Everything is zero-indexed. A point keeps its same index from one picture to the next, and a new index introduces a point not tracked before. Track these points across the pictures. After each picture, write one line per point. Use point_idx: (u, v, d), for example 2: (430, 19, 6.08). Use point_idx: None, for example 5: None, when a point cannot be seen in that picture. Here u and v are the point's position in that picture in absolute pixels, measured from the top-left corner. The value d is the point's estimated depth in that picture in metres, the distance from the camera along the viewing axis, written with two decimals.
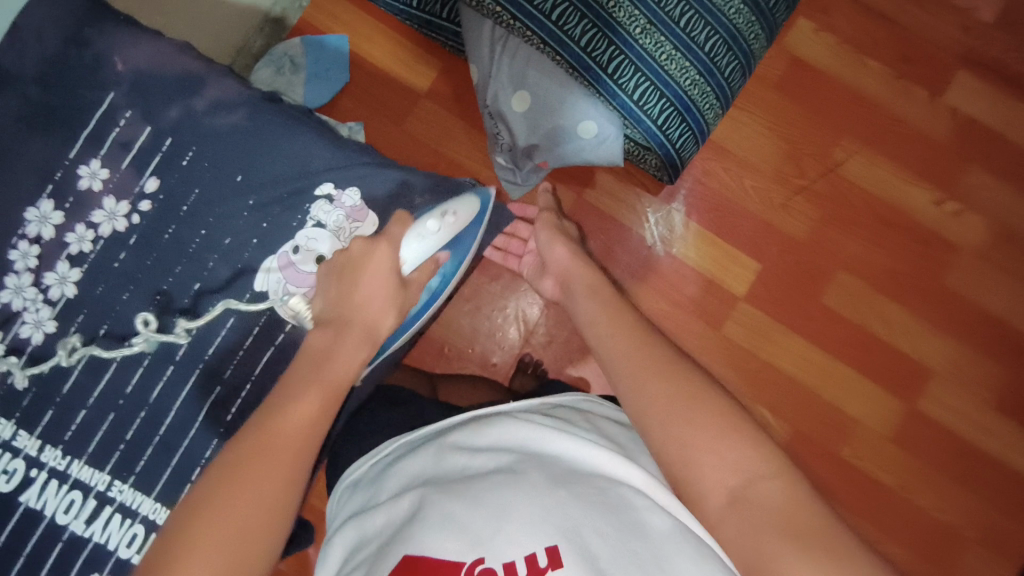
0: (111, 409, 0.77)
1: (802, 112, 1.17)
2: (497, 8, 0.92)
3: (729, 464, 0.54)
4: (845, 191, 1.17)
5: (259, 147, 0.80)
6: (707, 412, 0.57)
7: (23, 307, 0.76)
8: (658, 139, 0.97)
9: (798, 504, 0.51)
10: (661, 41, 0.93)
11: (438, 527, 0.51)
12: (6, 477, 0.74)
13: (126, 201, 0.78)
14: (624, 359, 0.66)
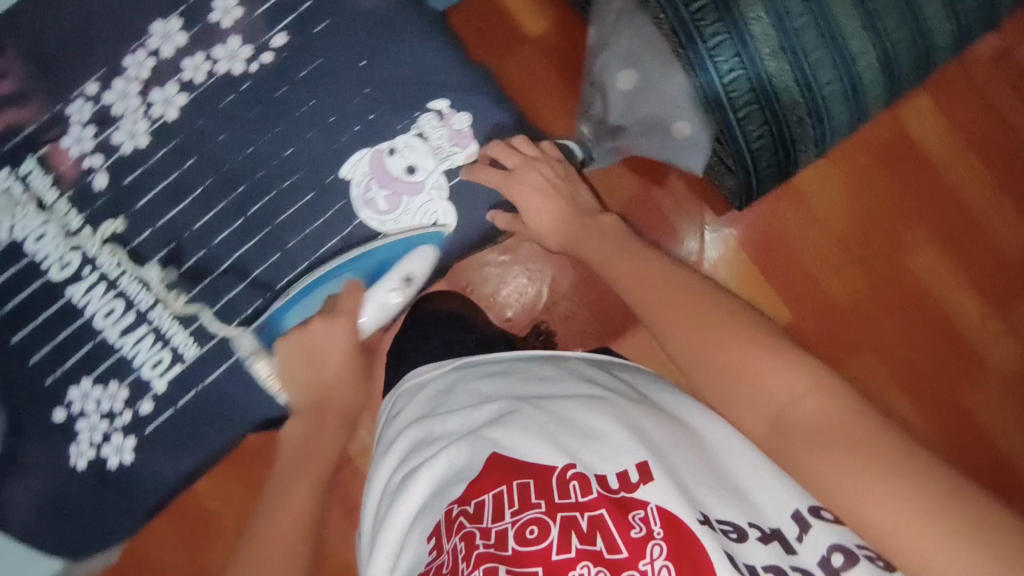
0: (175, 238, 0.79)
1: (889, 185, 1.16)
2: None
3: (761, 394, 0.55)
4: (902, 276, 1.16)
5: (390, 38, 0.79)
6: (729, 343, 0.57)
7: (124, 114, 0.78)
8: (744, 164, 0.94)
9: (840, 417, 0.51)
10: (785, 69, 0.89)
11: (528, 435, 0.57)
12: (60, 267, 0.78)
13: (249, 47, 0.78)
14: (635, 296, 0.66)
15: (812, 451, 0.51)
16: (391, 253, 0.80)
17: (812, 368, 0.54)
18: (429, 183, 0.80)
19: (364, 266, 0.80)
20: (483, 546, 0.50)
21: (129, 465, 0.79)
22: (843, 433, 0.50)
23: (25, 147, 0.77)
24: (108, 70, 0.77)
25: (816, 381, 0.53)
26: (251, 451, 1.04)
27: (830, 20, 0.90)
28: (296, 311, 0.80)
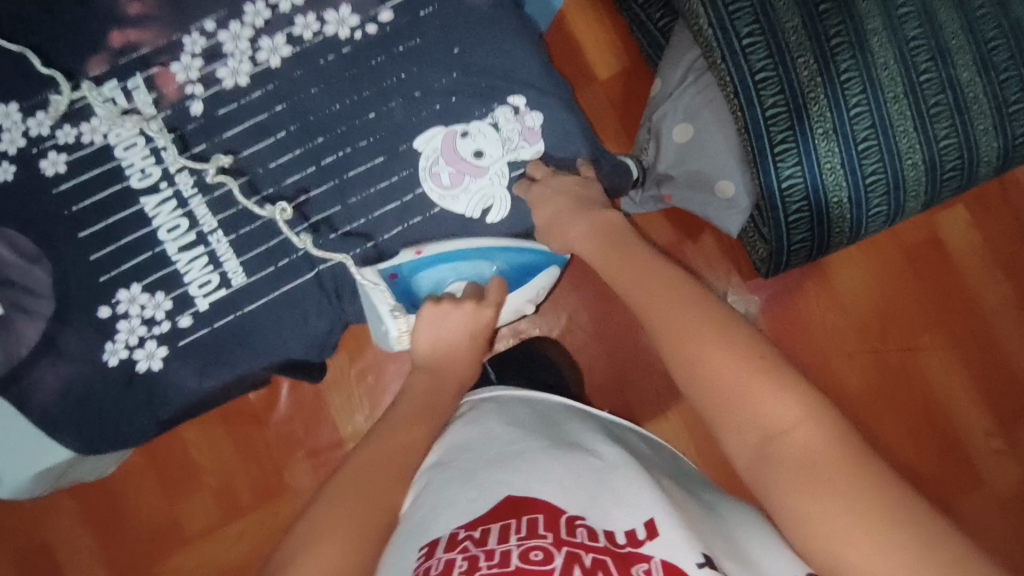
0: (249, 171, 0.84)
1: (914, 286, 1.19)
2: (705, 28, 0.94)
3: (755, 416, 0.52)
4: (911, 376, 1.18)
5: (486, 33, 0.85)
6: (733, 367, 0.54)
7: (233, 53, 0.84)
8: (780, 231, 0.97)
9: (830, 452, 0.50)
10: (833, 150, 0.94)
11: (545, 481, 0.58)
12: (140, 177, 0.83)
13: (359, 16, 0.84)
14: (641, 307, 0.63)
15: (800, 476, 0.49)
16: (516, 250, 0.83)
17: (803, 389, 0.53)
18: (491, 170, 0.83)
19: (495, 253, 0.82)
20: (486, 567, 0.49)
21: (156, 372, 0.82)
22: (832, 471, 0.48)
23: (137, 66, 0.84)
24: (227, 13, 0.85)
25: (808, 406, 0.52)
26: (253, 412, 1.10)
27: (884, 116, 0.94)
28: (437, 278, 0.83)
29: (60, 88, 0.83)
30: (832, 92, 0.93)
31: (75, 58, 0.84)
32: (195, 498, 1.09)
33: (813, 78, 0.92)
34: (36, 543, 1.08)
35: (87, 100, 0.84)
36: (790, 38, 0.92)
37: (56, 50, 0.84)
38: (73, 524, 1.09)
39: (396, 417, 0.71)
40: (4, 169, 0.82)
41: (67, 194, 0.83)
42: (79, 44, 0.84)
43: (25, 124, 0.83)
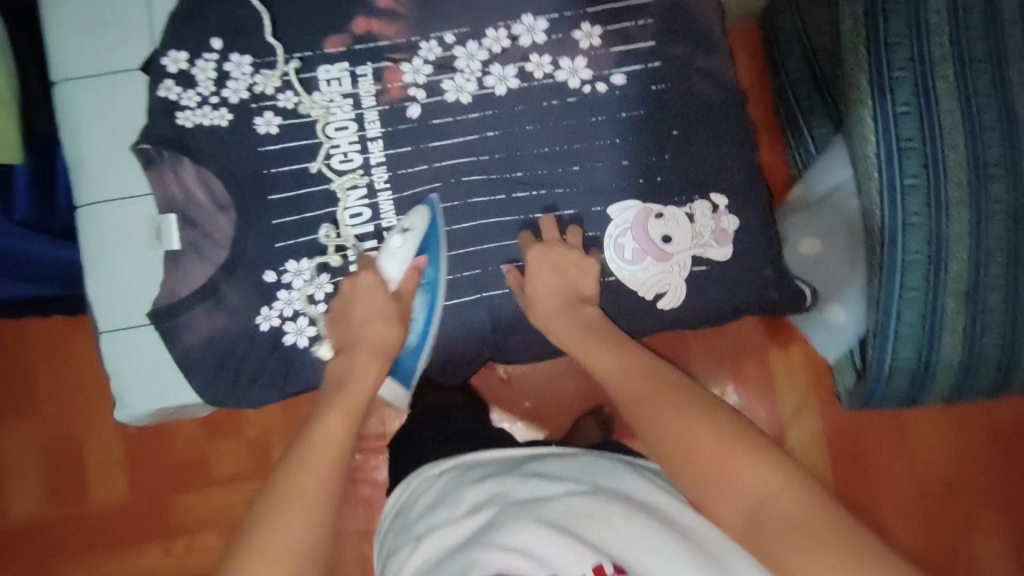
0: (441, 182, 0.84)
1: (988, 465, 1.15)
2: (869, 151, 0.84)
3: (737, 484, 0.59)
4: (962, 554, 1.12)
5: (708, 124, 0.84)
6: (713, 441, 0.62)
7: (462, 70, 0.85)
8: (880, 371, 0.88)
9: (795, 494, 0.57)
10: (956, 301, 0.83)
11: (514, 546, 0.56)
12: (342, 159, 0.85)
13: (592, 71, 0.85)
14: (637, 398, 0.69)
15: (789, 539, 0.54)
16: (431, 247, 0.82)
17: (784, 462, 0.59)
18: (676, 258, 0.83)
19: (432, 244, 0.82)
20: None
21: (300, 349, 0.83)
22: (817, 534, 0.53)
23: (370, 55, 0.86)
24: (468, 31, 0.86)
25: (784, 472, 0.58)
26: None
27: None
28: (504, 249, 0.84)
29: (294, 55, 0.86)
30: (974, 226, 0.81)
31: (316, 31, 0.86)
32: (231, 444, 1.21)
33: (960, 205, 0.81)
34: (69, 438, 1.22)
35: (316, 73, 0.86)
36: (948, 155, 0.81)
37: (302, 19, 0.86)
38: (115, 442, 1.22)
39: (361, 363, 0.75)
40: (222, 114, 0.85)
41: (270, 156, 0.85)
42: (324, 20, 0.86)
43: (252, 79, 0.85)
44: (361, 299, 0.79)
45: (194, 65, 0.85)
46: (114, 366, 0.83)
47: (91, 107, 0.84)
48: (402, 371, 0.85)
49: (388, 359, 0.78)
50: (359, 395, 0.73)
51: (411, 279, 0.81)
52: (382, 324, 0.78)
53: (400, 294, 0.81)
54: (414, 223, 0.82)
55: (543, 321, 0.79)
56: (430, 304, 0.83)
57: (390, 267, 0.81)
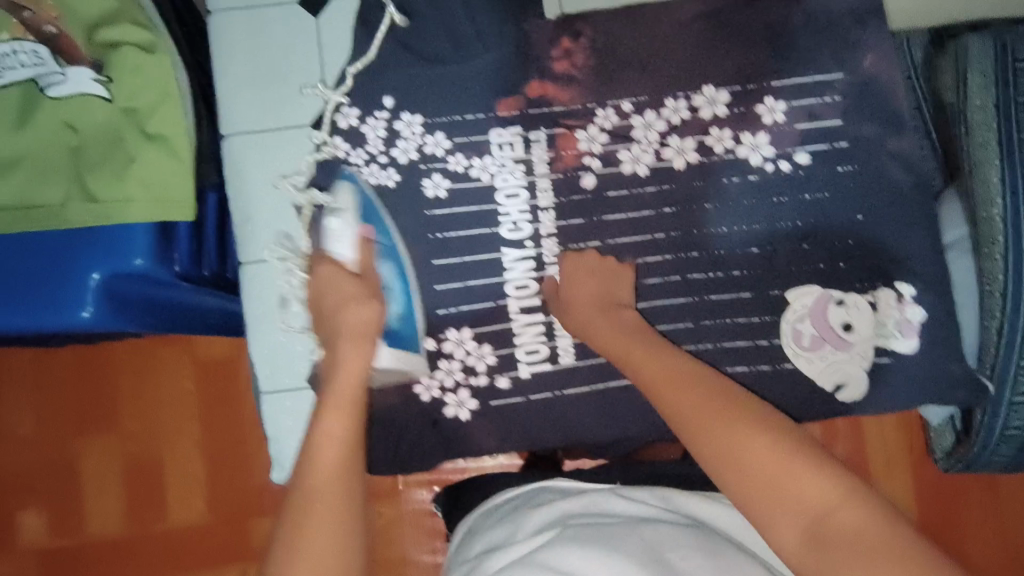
0: (613, 257, 0.82)
1: None
2: (999, 235, 0.74)
3: (791, 500, 0.57)
4: None
5: (895, 210, 0.81)
6: (767, 454, 0.60)
7: (640, 140, 0.83)
8: (988, 438, 0.80)
9: (866, 525, 0.54)
10: None
11: (566, 564, 0.56)
12: (511, 228, 0.83)
13: (775, 149, 0.82)
14: (696, 426, 0.63)
15: (851, 557, 0.53)
16: (371, 216, 0.81)
17: (840, 476, 0.58)
18: (857, 348, 0.80)
19: (373, 214, 0.81)
20: None
21: (461, 422, 0.81)
22: (881, 544, 0.52)
23: (545, 120, 0.83)
24: (648, 99, 0.83)
25: (840, 488, 0.57)
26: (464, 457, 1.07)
27: None
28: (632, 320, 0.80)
29: (466, 117, 0.83)
30: None
31: (491, 93, 0.83)
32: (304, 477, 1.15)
33: None
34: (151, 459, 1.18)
35: (488, 137, 0.83)
36: None
37: (477, 80, 0.83)
38: (195, 458, 1.18)
39: (348, 351, 0.71)
40: (388, 175, 0.83)
41: (438, 221, 0.83)
42: (499, 82, 0.83)
43: (422, 139, 0.83)
44: (324, 293, 0.75)
45: (364, 123, 0.83)
46: (272, 429, 0.82)
47: (257, 165, 0.82)
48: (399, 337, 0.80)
49: (376, 337, 0.73)
50: (354, 381, 0.69)
51: (365, 252, 0.78)
52: (360, 308, 0.73)
53: (362, 271, 0.77)
54: (343, 200, 0.81)
55: (585, 331, 0.77)
56: (399, 268, 0.81)
57: (342, 248, 0.78)
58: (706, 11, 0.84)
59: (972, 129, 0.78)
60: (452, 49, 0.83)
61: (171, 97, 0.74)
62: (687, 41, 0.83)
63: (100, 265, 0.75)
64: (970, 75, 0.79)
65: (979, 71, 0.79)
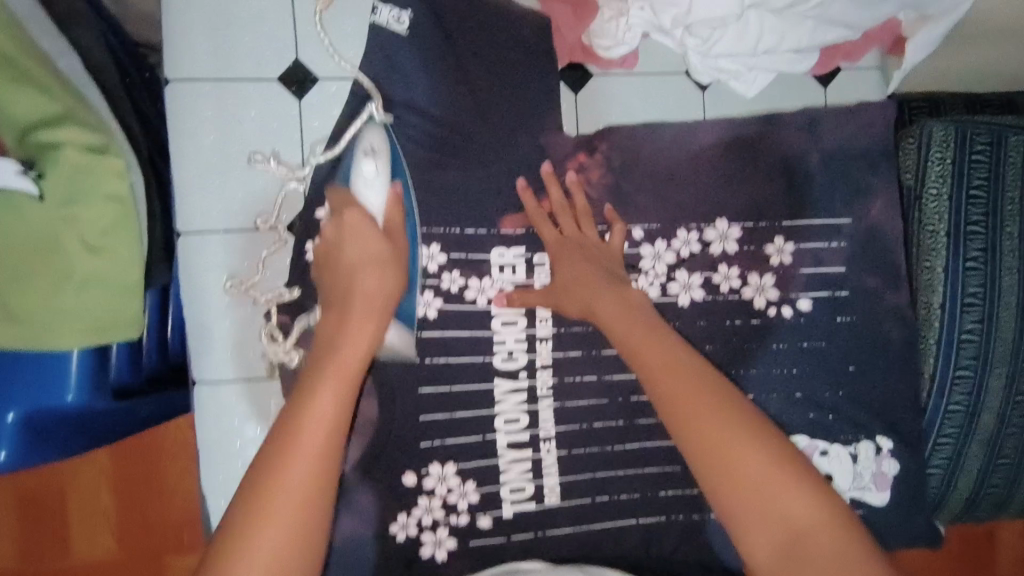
0: (608, 395, 0.79)
1: None
2: (934, 322, 0.80)
3: (745, 482, 0.58)
4: None
5: (884, 360, 0.82)
6: (717, 430, 0.60)
7: (648, 272, 0.78)
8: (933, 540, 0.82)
9: (811, 503, 0.57)
10: (1009, 441, 0.78)
11: None
12: (505, 358, 0.77)
13: (780, 293, 0.80)
14: (649, 381, 0.64)
15: (782, 534, 0.56)
16: (401, 174, 0.71)
17: (794, 460, 0.59)
18: None
19: (399, 170, 0.71)
20: None
21: (439, 562, 0.76)
22: (813, 516, 0.56)
23: None
24: (660, 228, 0.78)
25: (798, 479, 0.58)
26: None
27: None
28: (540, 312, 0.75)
29: (465, 231, 0.76)
30: None
31: (495, 208, 0.76)
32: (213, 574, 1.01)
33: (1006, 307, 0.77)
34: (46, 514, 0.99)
35: (489, 256, 0.76)
36: (974, 243, 0.77)
37: (479, 190, 0.75)
38: (102, 490, 0.99)
39: (353, 322, 0.62)
40: None
41: (427, 345, 0.75)
42: (505, 196, 0.76)
43: None
44: (351, 245, 0.65)
45: None
46: None
47: (219, 269, 0.71)
48: (403, 312, 0.73)
49: (388, 312, 0.64)
50: (354, 351, 0.60)
51: (394, 214, 0.68)
52: (376, 275, 0.63)
53: (387, 231, 0.67)
54: (376, 143, 0.69)
55: (564, 282, 0.72)
56: (412, 234, 0.72)
57: (371, 199, 0.67)
58: (728, 139, 0.78)
59: (924, 216, 0.80)
60: (456, 153, 0.75)
61: (122, 202, 0.61)
62: (706, 169, 0.78)
63: (19, 405, 0.63)
64: (930, 160, 0.79)
65: (938, 157, 0.79)
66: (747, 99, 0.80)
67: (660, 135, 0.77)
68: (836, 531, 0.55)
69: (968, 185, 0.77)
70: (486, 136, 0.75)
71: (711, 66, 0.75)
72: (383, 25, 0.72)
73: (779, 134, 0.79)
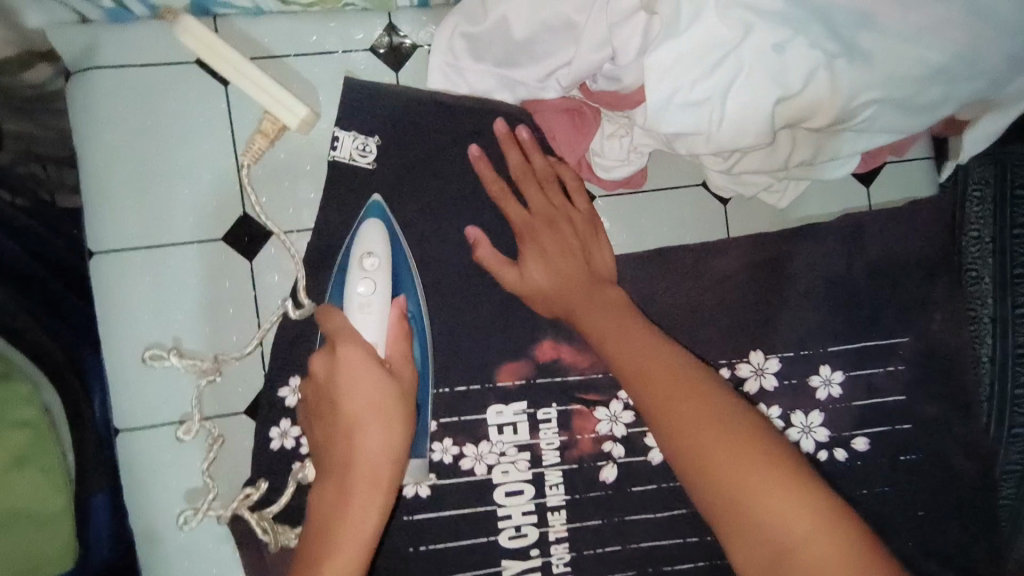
0: (638, 568, 0.66)
1: None
2: (983, 376, 0.71)
3: (750, 503, 0.46)
4: None
5: (952, 495, 0.70)
6: (709, 431, 0.49)
7: None
8: None
9: (812, 523, 0.45)
10: None
11: None
12: (512, 534, 0.65)
13: (830, 432, 0.68)
14: (644, 397, 0.53)
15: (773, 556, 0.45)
16: (405, 283, 0.59)
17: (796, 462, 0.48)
18: None
19: (403, 279, 0.59)
20: None
21: None
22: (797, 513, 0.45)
23: (556, 393, 0.65)
24: None
25: (792, 475, 0.47)
26: None
27: None
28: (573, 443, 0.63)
29: (456, 390, 0.64)
30: None
31: (490, 358, 0.65)
32: None
33: None
34: None
35: (485, 415, 0.65)
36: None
37: (469, 341, 0.65)
38: None
39: (357, 497, 0.50)
40: None
41: (419, 529, 0.64)
42: (499, 345, 0.65)
43: None
44: (339, 378, 0.52)
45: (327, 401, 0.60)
46: None
47: (165, 468, 0.59)
48: (416, 444, 0.61)
49: (400, 468, 0.51)
50: (373, 471, 0.50)
51: (399, 343, 0.56)
52: (378, 431, 0.50)
53: (390, 366, 0.55)
54: (376, 248, 0.57)
55: (612, 356, 0.56)
56: (422, 344, 0.61)
57: (371, 328, 0.55)
58: (755, 259, 0.68)
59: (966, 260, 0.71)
60: (438, 301, 0.64)
61: (35, 428, 0.51)
62: (732, 295, 0.68)
63: None
64: (969, 199, 0.70)
65: (977, 194, 0.69)
66: (778, 210, 0.68)
67: (676, 264, 0.67)
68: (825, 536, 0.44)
69: (1011, 226, 0.68)
70: (475, 279, 0.64)
71: (733, 181, 0.64)
72: (347, 159, 0.62)
73: (815, 246, 0.68)
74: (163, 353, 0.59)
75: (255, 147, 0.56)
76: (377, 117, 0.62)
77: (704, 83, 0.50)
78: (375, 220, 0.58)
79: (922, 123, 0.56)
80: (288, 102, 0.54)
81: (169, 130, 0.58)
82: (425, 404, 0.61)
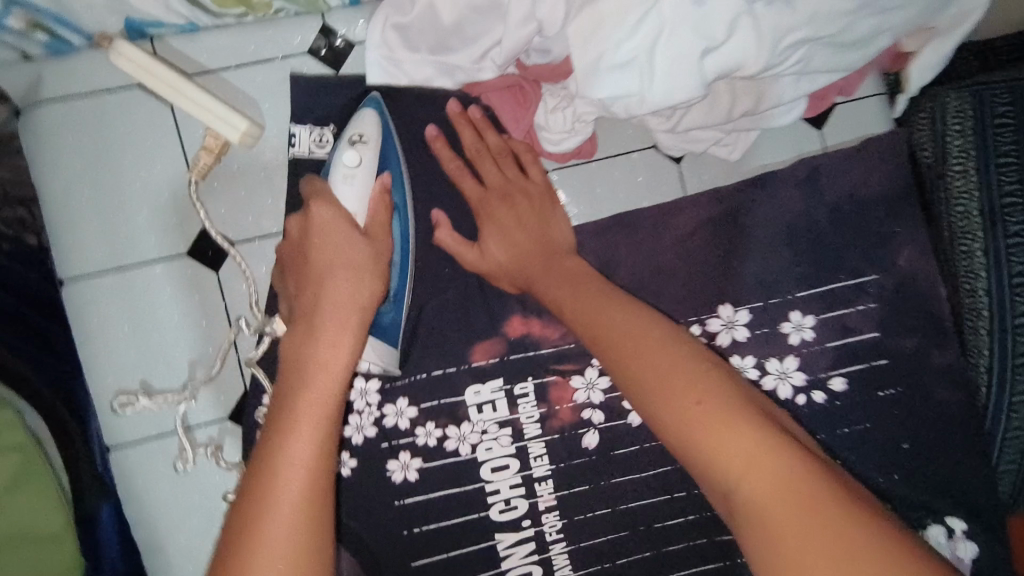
0: (630, 527, 0.67)
1: None
2: (983, 311, 0.65)
3: (662, 363, 0.49)
4: None
5: (938, 425, 0.70)
6: (624, 322, 0.53)
7: None
8: None
9: (716, 374, 0.48)
10: None
11: None
12: (502, 508, 0.66)
13: (807, 376, 0.69)
14: (573, 316, 0.56)
15: (699, 398, 0.46)
16: (393, 160, 0.60)
17: (697, 345, 0.51)
18: None
19: (393, 159, 0.60)
20: None
21: None
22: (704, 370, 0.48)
23: (531, 367, 0.67)
24: None
25: (695, 350, 0.50)
26: None
27: None
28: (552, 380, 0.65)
29: (433, 374, 0.66)
30: None
31: (461, 340, 0.66)
32: None
33: None
34: None
35: (462, 397, 0.66)
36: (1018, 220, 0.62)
37: (439, 325, 0.66)
38: None
39: (329, 333, 0.51)
40: (341, 460, 0.65)
41: (411, 512, 0.66)
42: (471, 326, 0.66)
43: (380, 411, 0.65)
44: (319, 235, 0.55)
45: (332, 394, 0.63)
46: None
47: (163, 477, 0.62)
48: (384, 327, 0.62)
49: (366, 324, 0.53)
50: (330, 385, 0.49)
51: (379, 213, 0.58)
52: (351, 278, 0.53)
53: (368, 231, 0.57)
54: (368, 132, 0.59)
55: (554, 298, 0.58)
56: (405, 236, 0.61)
57: (351, 195, 0.57)
58: (713, 214, 0.68)
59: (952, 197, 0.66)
60: None
61: (25, 451, 0.53)
62: (696, 253, 0.68)
63: None
64: (949, 133, 0.66)
65: (956, 126, 0.66)
66: (731, 163, 0.69)
67: (635, 228, 0.67)
68: (729, 383, 0.47)
69: (996, 152, 0.63)
70: (439, 265, 0.66)
71: (680, 139, 0.64)
72: (306, 154, 0.63)
73: (771, 195, 0.69)
74: (131, 398, 0.61)
75: (201, 164, 0.59)
76: (324, 117, 0.63)
77: (628, 43, 0.51)
78: (376, 99, 0.61)
79: (857, 57, 0.57)
80: (229, 117, 0.58)
81: (123, 155, 0.61)
82: (400, 295, 0.62)
